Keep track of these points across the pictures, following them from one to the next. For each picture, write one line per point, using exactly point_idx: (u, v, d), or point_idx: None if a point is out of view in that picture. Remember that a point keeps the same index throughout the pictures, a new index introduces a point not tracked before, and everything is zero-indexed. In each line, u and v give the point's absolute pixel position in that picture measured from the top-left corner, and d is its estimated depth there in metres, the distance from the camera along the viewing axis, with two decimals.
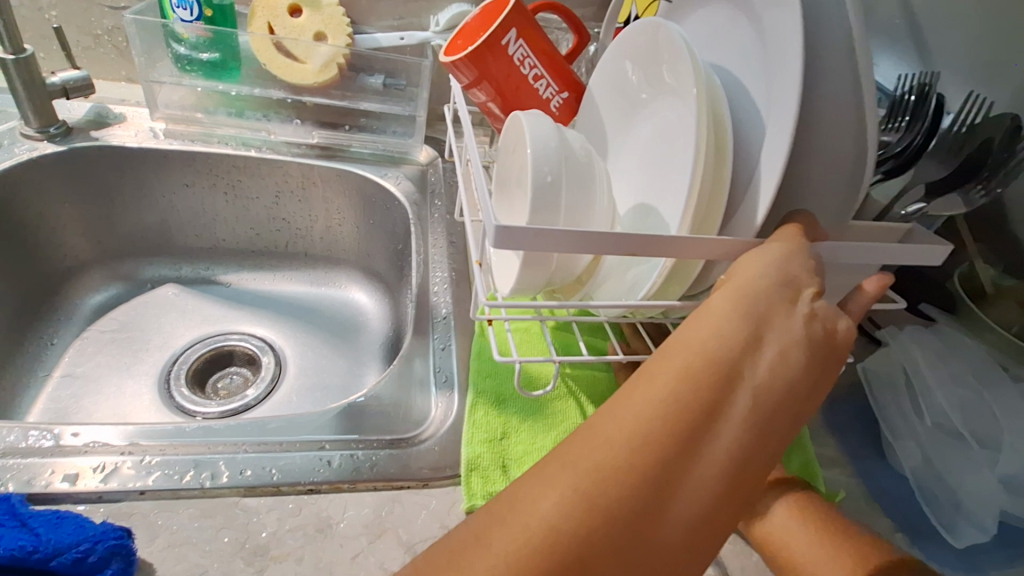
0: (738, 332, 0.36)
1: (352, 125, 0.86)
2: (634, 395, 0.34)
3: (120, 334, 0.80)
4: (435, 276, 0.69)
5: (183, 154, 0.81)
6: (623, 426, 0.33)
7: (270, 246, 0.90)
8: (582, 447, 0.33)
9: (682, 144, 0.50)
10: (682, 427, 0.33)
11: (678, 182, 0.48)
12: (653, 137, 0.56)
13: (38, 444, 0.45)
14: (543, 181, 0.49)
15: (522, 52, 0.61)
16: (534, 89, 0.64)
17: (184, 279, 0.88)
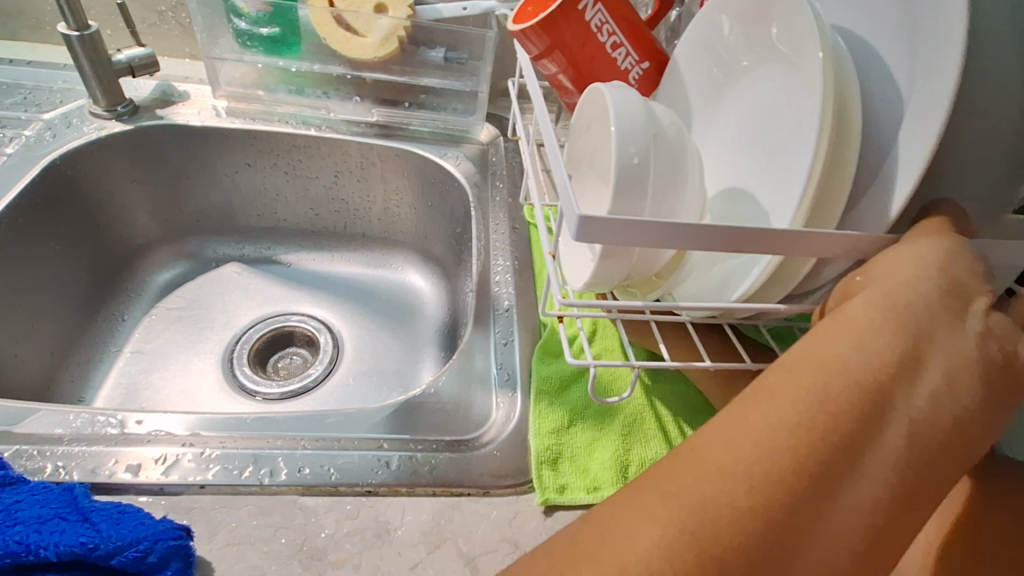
0: (883, 351, 0.34)
1: (412, 102, 0.83)
2: (762, 415, 0.34)
3: (185, 312, 0.81)
4: (497, 265, 0.65)
5: (244, 132, 0.80)
6: (749, 445, 0.33)
7: (329, 227, 0.89)
8: (705, 464, 0.33)
9: (799, 124, 0.45)
10: (818, 455, 0.32)
11: (791, 160, 0.44)
12: (760, 114, 0.51)
13: (104, 431, 0.46)
14: (626, 167, 0.43)
15: (600, 18, 0.55)
16: (612, 60, 0.58)
17: (247, 258, 0.88)
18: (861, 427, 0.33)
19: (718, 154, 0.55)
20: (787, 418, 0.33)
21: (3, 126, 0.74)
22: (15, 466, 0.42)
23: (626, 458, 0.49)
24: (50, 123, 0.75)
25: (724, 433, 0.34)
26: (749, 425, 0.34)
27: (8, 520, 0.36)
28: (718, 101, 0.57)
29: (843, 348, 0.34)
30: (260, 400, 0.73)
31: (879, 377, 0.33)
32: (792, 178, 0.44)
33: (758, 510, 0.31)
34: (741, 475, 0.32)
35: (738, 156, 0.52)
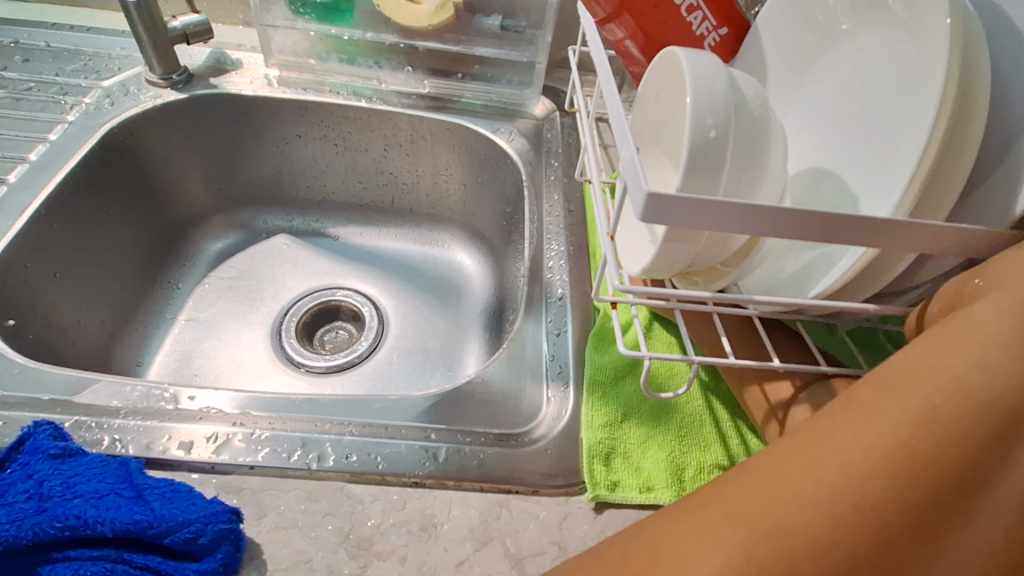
0: (1010, 366, 0.30)
1: (465, 73, 0.79)
2: (863, 426, 0.31)
3: (236, 282, 0.82)
4: (550, 249, 0.62)
5: (295, 102, 0.78)
6: (847, 459, 0.30)
7: (377, 201, 0.87)
8: (791, 473, 0.31)
9: (907, 109, 0.40)
10: (935, 477, 0.29)
11: (897, 143, 0.39)
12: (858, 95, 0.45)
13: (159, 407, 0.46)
14: (703, 157, 0.38)
15: None
16: (686, 25, 0.53)
17: (295, 230, 0.88)
18: (988, 453, 0.29)
19: (805, 133, 0.50)
20: (900, 432, 0.30)
21: (65, 93, 0.75)
22: (75, 437, 0.43)
23: (681, 460, 0.46)
24: (109, 91, 0.76)
25: (822, 442, 0.31)
26: (852, 436, 0.30)
27: (68, 493, 0.36)
28: (806, 80, 0.51)
29: (967, 360, 0.31)
30: (306, 372, 0.74)
31: (1010, 396, 0.30)
32: (895, 170, 0.39)
33: (860, 532, 0.28)
34: (842, 492, 0.29)
35: (829, 135, 0.47)
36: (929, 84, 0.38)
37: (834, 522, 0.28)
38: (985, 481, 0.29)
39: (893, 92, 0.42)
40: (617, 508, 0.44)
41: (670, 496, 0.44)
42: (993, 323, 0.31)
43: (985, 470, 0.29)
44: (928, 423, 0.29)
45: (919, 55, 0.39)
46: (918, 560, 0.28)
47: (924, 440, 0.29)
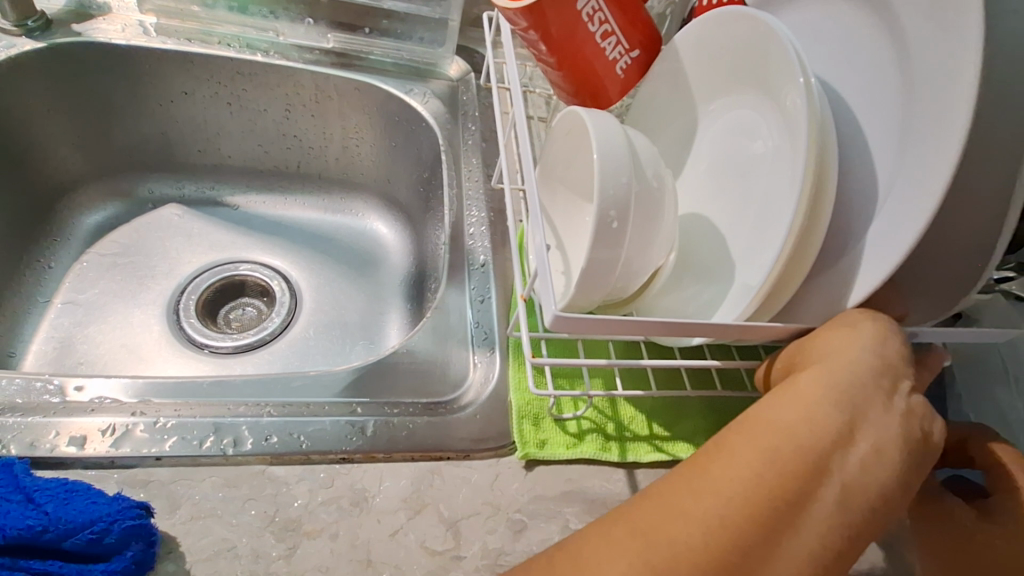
0: (829, 422, 0.34)
1: (373, 28, 0.74)
2: (712, 467, 0.34)
3: (122, 258, 0.74)
4: (470, 215, 0.61)
5: (177, 56, 0.70)
6: (696, 502, 0.33)
7: (279, 167, 0.81)
8: (651, 515, 0.33)
9: (784, 152, 0.42)
10: (764, 517, 0.32)
11: (772, 197, 0.43)
12: (743, 127, 0.47)
13: (43, 402, 0.41)
14: (606, 221, 0.40)
15: (592, 4, 0.47)
16: (601, 51, 0.49)
17: (188, 200, 0.80)
18: (821, 493, 0.33)
19: (708, 139, 0.51)
20: (754, 468, 0.33)
21: None
22: None
23: (605, 415, 0.49)
24: None
25: (682, 487, 0.34)
26: (705, 482, 0.34)
27: None
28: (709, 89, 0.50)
29: (794, 414, 0.35)
30: (212, 354, 0.69)
31: (825, 444, 0.34)
32: (777, 214, 0.41)
33: (704, 565, 0.31)
34: (712, 514, 0.33)
35: (725, 151, 0.49)
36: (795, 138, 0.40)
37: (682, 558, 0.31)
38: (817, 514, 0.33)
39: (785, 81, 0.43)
40: (545, 465, 0.45)
41: (595, 448, 0.47)
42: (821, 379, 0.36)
43: (805, 513, 0.33)
44: (762, 469, 0.33)
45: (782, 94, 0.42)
46: None
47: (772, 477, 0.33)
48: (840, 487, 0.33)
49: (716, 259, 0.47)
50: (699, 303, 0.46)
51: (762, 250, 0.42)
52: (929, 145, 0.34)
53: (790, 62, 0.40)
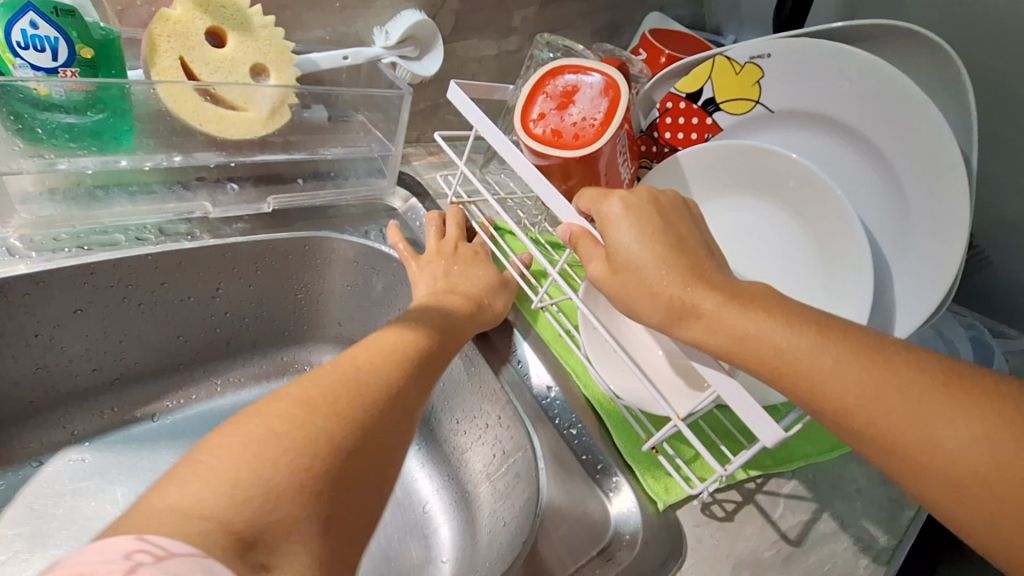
0: (878, 343, 0.39)
1: (308, 176, 0.67)
2: (782, 306, 0.41)
3: (36, 553, 0.55)
4: (508, 345, 0.64)
5: (76, 271, 0.54)
6: (740, 301, 0.41)
7: (206, 352, 0.68)
8: (695, 292, 0.42)
9: (814, 243, 0.54)
10: (785, 318, 0.40)
11: (819, 275, 0.54)
12: (759, 215, 0.58)
13: None
14: None
15: (622, 143, 0.54)
16: (622, 175, 0.56)
17: (87, 435, 0.63)
18: (837, 359, 0.38)
19: (723, 221, 0.59)
20: (803, 315, 0.41)
21: None
22: None
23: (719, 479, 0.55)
24: None
25: (740, 295, 0.42)
26: (761, 301, 0.41)
27: None
28: (717, 187, 0.59)
29: (863, 335, 0.40)
30: None
31: (867, 345, 0.39)
32: (837, 282, 0.53)
33: (711, 307, 0.41)
34: (738, 301, 0.41)
35: (746, 224, 0.58)
36: (831, 236, 0.53)
37: (703, 304, 0.41)
38: (885, 429, 0.37)
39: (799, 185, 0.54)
40: (710, 554, 0.51)
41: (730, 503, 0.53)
42: (768, 314, 0.40)
43: (803, 332, 0.39)
44: (818, 326, 0.40)
45: (803, 207, 0.55)
46: (710, 321, 0.41)
47: (852, 386, 0.37)
48: (851, 359, 0.38)
49: None
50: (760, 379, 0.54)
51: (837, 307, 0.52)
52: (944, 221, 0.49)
53: (823, 185, 0.52)
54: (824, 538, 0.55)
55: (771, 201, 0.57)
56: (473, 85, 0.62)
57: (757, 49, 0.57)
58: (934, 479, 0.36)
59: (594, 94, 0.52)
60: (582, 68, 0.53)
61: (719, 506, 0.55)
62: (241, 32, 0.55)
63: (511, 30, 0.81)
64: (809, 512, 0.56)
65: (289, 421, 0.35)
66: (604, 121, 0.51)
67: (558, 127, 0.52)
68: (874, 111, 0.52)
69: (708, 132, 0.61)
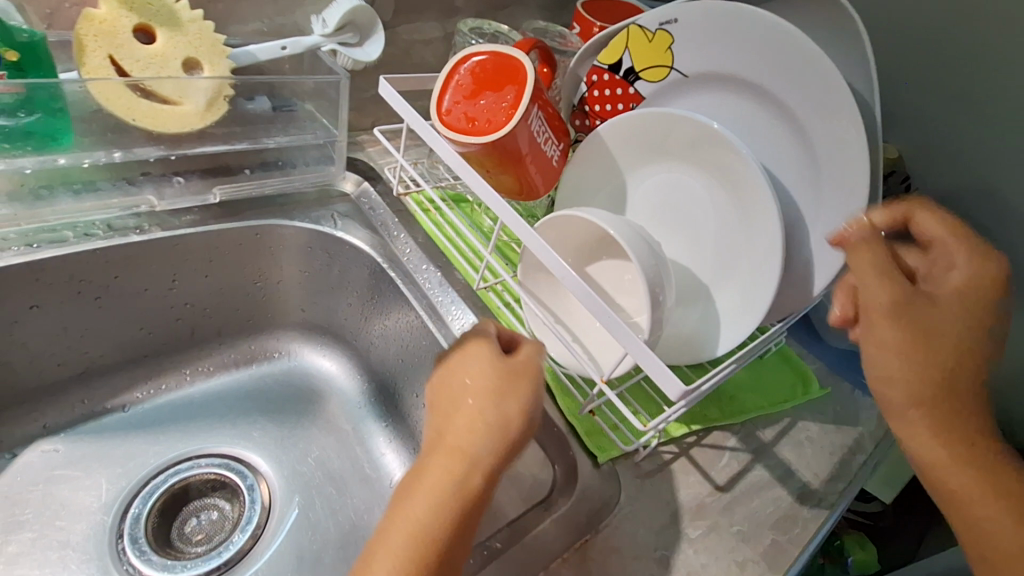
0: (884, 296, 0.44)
1: (255, 166, 0.69)
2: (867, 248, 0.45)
3: (15, 539, 0.58)
4: (456, 319, 0.66)
5: (25, 269, 0.56)
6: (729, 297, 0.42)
7: (172, 342, 0.71)
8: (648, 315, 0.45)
9: (731, 203, 0.57)
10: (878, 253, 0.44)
11: (740, 230, 0.56)
12: (680, 181, 0.60)
13: None
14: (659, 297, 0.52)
15: (539, 123, 0.56)
16: (544, 154, 0.58)
17: (61, 427, 0.66)
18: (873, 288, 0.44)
19: (648, 186, 0.62)
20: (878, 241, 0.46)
21: None
22: None
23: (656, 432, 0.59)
24: None
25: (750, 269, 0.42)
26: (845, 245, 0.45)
27: None
28: (640, 154, 0.61)
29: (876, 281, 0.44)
30: None
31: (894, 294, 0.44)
32: (751, 233, 0.55)
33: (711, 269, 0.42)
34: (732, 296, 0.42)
35: (670, 187, 0.61)
36: (745, 193, 0.55)
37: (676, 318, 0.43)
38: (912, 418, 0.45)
39: (711, 145, 0.56)
40: (644, 501, 0.55)
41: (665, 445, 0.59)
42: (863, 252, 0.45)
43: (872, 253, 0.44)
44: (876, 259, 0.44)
45: (718, 168, 0.56)
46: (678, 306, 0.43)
47: (892, 354, 0.44)
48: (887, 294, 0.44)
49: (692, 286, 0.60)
50: (691, 329, 0.59)
51: (755, 258, 0.55)
52: (842, 179, 0.49)
53: (729, 144, 0.53)
54: (758, 488, 0.59)
55: (688, 163, 0.59)
56: (404, 80, 0.69)
57: (666, 15, 0.56)
58: (910, 427, 0.45)
59: (506, 80, 0.55)
60: (491, 56, 0.56)
61: (653, 458, 0.59)
62: (169, 27, 0.57)
63: (455, 11, 0.81)
64: (748, 463, 0.61)
65: (426, 510, 0.43)
66: (512, 105, 0.54)
67: (472, 115, 0.55)
68: (779, 68, 0.51)
69: (632, 102, 0.61)
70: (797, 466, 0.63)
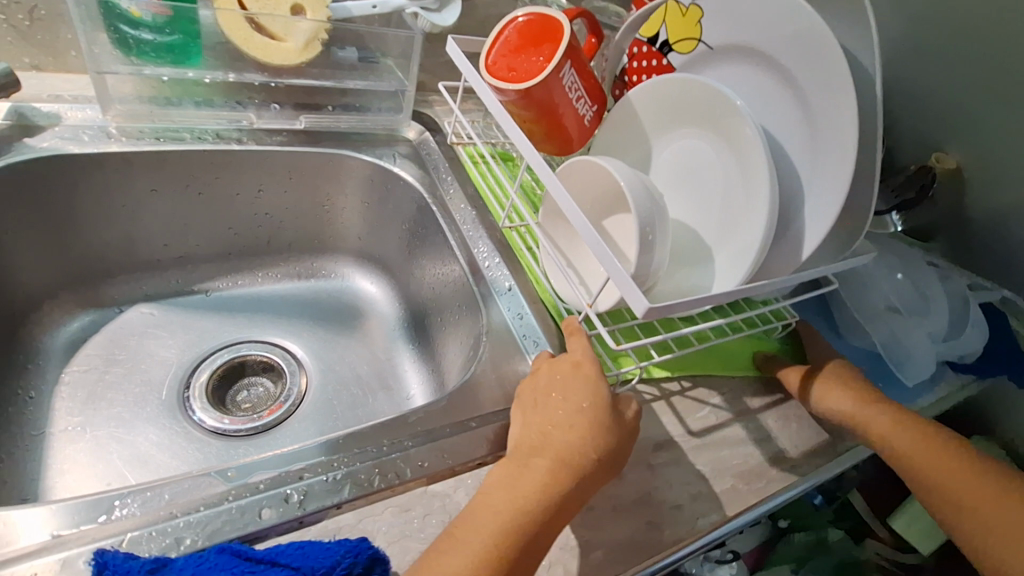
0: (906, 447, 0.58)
1: (336, 104, 0.81)
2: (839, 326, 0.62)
3: (109, 370, 0.73)
4: (480, 251, 0.74)
5: (150, 155, 0.71)
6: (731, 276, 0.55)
7: (251, 245, 0.85)
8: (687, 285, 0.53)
9: (738, 169, 0.62)
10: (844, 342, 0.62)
11: (742, 192, 0.61)
12: (696, 148, 0.66)
13: (211, 489, 0.43)
14: (648, 235, 0.58)
15: (571, 80, 0.65)
16: (574, 109, 0.67)
17: (157, 297, 0.81)
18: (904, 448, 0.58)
19: (668, 154, 0.69)
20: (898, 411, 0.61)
21: None
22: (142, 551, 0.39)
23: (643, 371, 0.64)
24: None
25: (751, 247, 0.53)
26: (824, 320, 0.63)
27: None
28: (663, 123, 0.68)
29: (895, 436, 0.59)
30: (231, 438, 0.72)
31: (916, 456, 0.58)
32: (749, 196, 0.60)
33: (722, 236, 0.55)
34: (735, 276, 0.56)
35: (686, 155, 0.67)
36: (748, 159, 0.60)
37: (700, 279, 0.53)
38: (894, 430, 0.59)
39: (722, 114, 0.62)
40: None
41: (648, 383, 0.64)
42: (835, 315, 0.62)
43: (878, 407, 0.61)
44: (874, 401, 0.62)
45: (728, 135, 0.62)
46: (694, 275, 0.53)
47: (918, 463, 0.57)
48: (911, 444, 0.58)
49: (695, 245, 0.66)
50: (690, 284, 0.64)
51: (749, 219, 0.59)
52: (833, 148, 0.55)
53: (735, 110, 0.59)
54: (732, 441, 0.62)
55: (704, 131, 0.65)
56: (469, 42, 0.78)
57: None
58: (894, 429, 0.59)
59: (545, 40, 0.65)
60: (537, 20, 0.66)
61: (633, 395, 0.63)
62: None
63: None
64: (727, 420, 0.64)
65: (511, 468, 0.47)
66: (547, 61, 0.63)
67: (513, 68, 0.65)
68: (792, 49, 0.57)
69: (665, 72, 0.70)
70: (777, 433, 0.65)
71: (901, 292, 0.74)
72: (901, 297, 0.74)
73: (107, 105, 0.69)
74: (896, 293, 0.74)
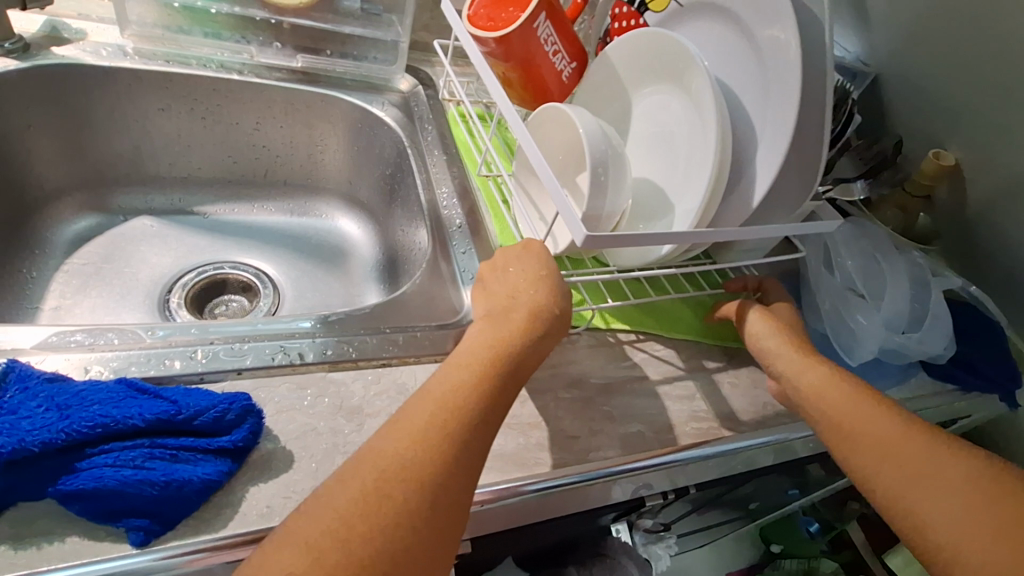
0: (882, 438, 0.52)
1: (334, 50, 0.87)
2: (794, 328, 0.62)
3: (103, 265, 0.81)
4: (442, 193, 0.77)
5: (159, 76, 0.79)
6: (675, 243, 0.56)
7: (247, 175, 0.91)
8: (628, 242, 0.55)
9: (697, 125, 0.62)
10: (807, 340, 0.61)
11: (700, 147, 0.60)
12: (664, 104, 0.66)
13: (132, 340, 0.49)
14: (599, 176, 0.58)
15: (548, 32, 0.66)
16: (551, 62, 0.68)
17: (158, 211, 0.89)
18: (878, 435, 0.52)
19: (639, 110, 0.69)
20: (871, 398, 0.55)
21: None
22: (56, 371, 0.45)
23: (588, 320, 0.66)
24: None
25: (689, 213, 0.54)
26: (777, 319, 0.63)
27: (85, 401, 0.40)
28: (634, 79, 0.69)
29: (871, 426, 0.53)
30: None
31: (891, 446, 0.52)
32: (710, 149, 0.59)
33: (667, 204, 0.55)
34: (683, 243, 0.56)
35: (654, 112, 0.68)
36: (705, 112, 0.60)
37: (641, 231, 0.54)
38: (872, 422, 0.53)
39: (688, 67, 0.62)
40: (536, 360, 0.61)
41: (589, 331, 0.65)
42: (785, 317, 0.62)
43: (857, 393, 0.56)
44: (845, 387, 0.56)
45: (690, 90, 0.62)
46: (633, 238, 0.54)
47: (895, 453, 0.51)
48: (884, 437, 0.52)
49: (657, 199, 0.66)
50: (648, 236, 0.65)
51: (703, 170, 0.59)
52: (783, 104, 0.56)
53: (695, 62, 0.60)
54: (652, 392, 0.62)
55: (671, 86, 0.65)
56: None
57: None
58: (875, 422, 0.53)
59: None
60: None
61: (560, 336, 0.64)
62: None
63: None
64: (653, 374, 0.64)
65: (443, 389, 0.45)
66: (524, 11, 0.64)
67: (493, 19, 0.67)
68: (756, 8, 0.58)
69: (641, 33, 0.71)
70: (704, 393, 0.64)
71: (865, 277, 0.72)
72: (864, 281, 0.72)
73: (126, 25, 0.78)
74: (860, 277, 0.72)
